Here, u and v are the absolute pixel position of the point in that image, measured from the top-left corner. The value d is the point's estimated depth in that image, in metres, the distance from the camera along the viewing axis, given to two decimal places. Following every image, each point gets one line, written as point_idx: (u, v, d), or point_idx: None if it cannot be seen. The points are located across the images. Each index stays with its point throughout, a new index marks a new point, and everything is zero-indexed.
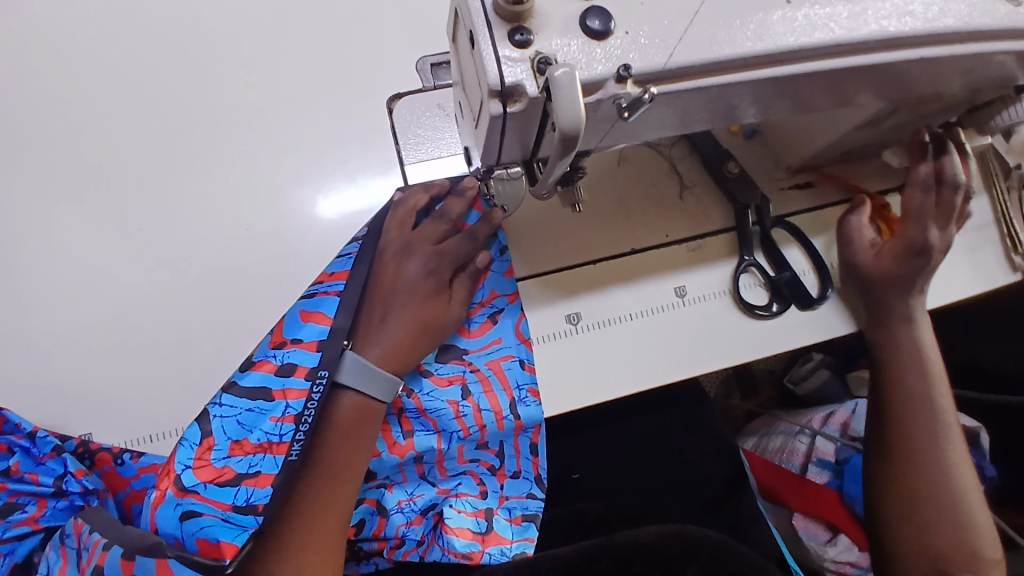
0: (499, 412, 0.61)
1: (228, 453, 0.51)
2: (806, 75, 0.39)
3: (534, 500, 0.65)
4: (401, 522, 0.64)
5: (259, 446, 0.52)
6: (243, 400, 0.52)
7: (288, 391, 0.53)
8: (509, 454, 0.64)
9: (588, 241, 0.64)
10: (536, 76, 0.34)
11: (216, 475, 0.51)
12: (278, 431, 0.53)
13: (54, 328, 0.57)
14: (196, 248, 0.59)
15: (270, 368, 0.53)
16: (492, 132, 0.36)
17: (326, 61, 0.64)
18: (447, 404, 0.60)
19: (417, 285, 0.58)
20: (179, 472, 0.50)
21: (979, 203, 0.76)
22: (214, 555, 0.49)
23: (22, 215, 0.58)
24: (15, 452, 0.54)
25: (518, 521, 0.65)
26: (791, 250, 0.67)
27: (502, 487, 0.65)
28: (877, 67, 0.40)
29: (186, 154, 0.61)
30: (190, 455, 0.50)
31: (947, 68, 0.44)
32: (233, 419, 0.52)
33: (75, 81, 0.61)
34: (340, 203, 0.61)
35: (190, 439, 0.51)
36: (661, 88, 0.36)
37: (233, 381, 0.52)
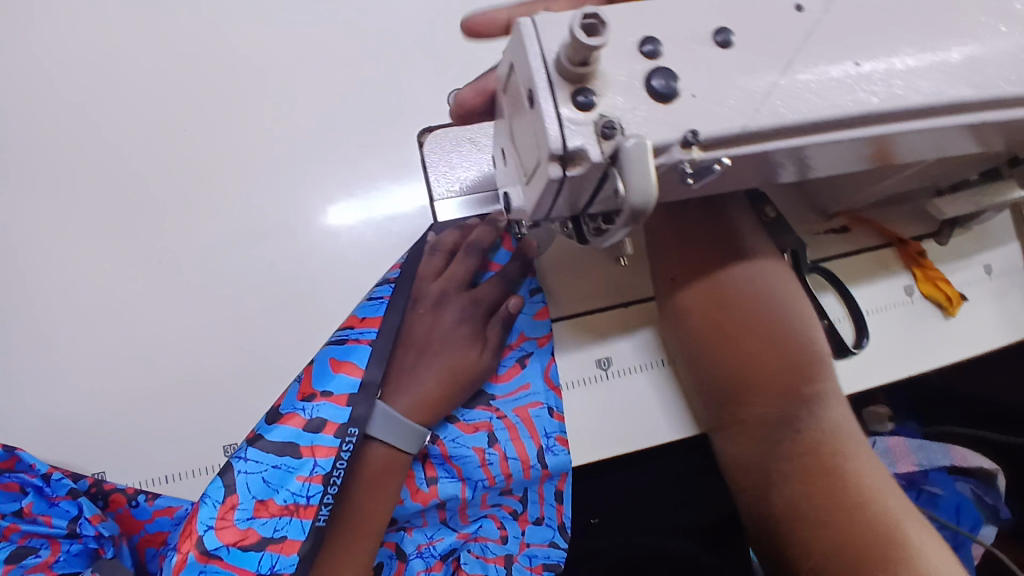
0: (526, 461, 0.59)
1: (253, 514, 0.49)
2: (869, 139, 0.37)
3: (556, 549, 0.63)
4: (421, 568, 0.60)
5: (285, 509, 0.49)
6: (270, 455, 0.50)
7: (317, 448, 0.51)
8: (532, 500, 0.62)
9: (621, 285, 0.62)
10: (600, 141, 0.32)
11: (239, 537, 0.48)
12: (305, 492, 0.50)
13: (72, 363, 0.56)
14: (219, 285, 0.58)
15: (298, 422, 0.51)
16: (546, 193, 0.35)
17: (354, 92, 0.63)
18: (473, 451, 0.58)
19: (451, 333, 0.60)
20: (201, 534, 0.47)
21: (1010, 249, 0.74)
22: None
23: (43, 247, 0.57)
24: (30, 493, 0.52)
25: (538, 571, 0.62)
26: (827, 297, 0.66)
27: (524, 533, 0.63)
28: (939, 130, 0.38)
29: (210, 187, 0.59)
30: (213, 515, 0.48)
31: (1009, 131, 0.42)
32: (259, 477, 0.49)
33: (99, 111, 0.60)
34: (351, 215, 0.60)
35: (213, 497, 0.48)
36: (735, 151, 0.35)
37: (259, 435, 0.50)
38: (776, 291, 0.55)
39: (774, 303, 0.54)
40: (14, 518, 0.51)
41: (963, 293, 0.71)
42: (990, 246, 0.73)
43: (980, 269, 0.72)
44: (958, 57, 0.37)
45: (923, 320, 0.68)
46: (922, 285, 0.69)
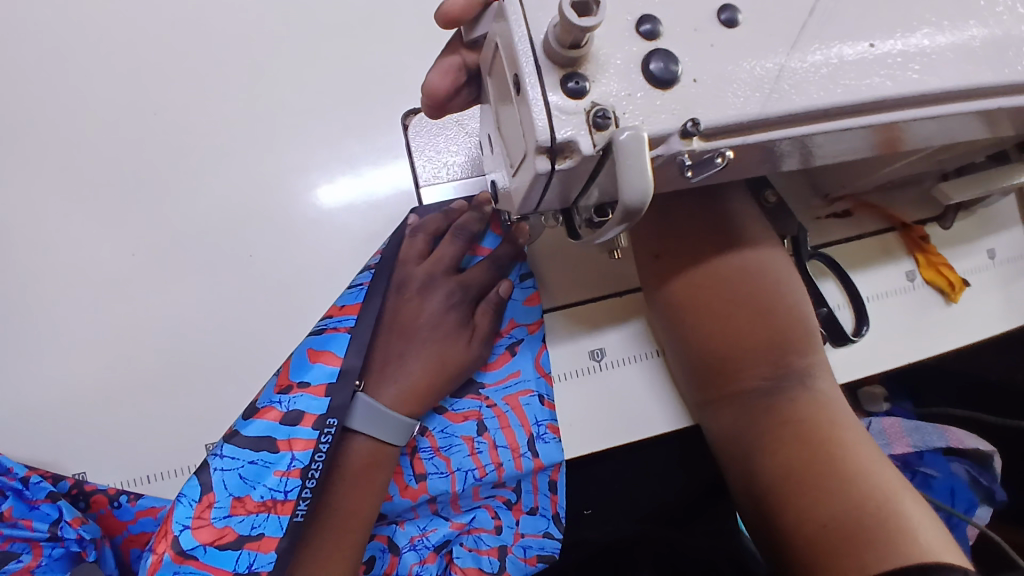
0: (516, 449, 0.57)
1: (230, 512, 0.47)
2: (885, 126, 0.34)
3: (550, 539, 0.61)
4: (414, 561, 0.58)
5: (262, 505, 0.48)
6: (246, 450, 0.48)
7: (294, 441, 0.49)
8: (526, 489, 0.60)
9: (614, 274, 0.60)
10: (592, 132, 0.29)
11: (216, 536, 0.47)
12: (283, 487, 0.48)
13: (41, 360, 0.54)
14: (197, 280, 0.55)
15: (275, 416, 0.49)
16: (533, 186, 0.32)
17: (335, 69, 0.59)
18: (463, 440, 0.57)
19: (438, 320, 0.57)
20: (178, 534, 0.46)
21: (1014, 234, 0.71)
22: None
23: (8, 242, 0.54)
24: (9, 496, 0.51)
25: (532, 562, 0.61)
26: (827, 284, 0.64)
27: (518, 523, 0.61)
28: (959, 116, 0.36)
29: (185, 176, 0.56)
30: (189, 514, 0.46)
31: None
32: (235, 473, 0.48)
33: (63, 94, 0.56)
34: (339, 192, 0.58)
35: (189, 496, 0.47)
36: (749, 138, 0.32)
37: (235, 430, 0.48)
38: (770, 277, 0.51)
39: (762, 287, 0.51)
40: None
41: (966, 279, 0.69)
42: (995, 230, 0.71)
43: (983, 254, 0.70)
44: (978, 37, 0.35)
45: (924, 307, 0.66)
46: (923, 271, 0.66)
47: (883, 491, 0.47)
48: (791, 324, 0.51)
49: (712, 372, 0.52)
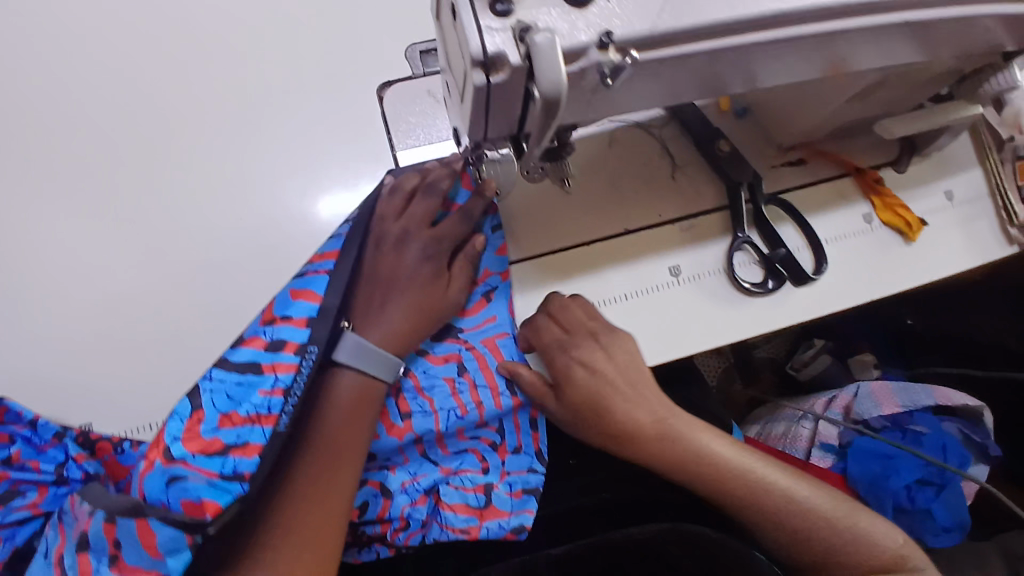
0: (495, 388, 0.62)
1: (218, 425, 0.52)
2: (777, 41, 0.39)
3: (534, 474, 0.65)
4: (405, 503, 0.62)
5: (248, 419, 0.53)
6: (234, 373, 0.53)
7: (277, 365, 0.54)
8: (509, 429, 0.65)
9: (583, 224, 0.65)
10: (518, 45, 0.34)
11: (204, 447, 0.52)
12: (267, 404, 0.53)
13: (54, 315, 0.59)
14: (195, 241, 0.62)
15: (259, 344, 0.55)
16: (477, 103, 0.37)
17: (318, 53, 0.67)
18: (445, 381, 0.62)
19: (415, 270, 0.62)
20: (169, 443, 0.51)
21: (973, 177, 0.74)
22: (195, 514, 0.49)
23: (30, 212, 0.61)
24: (16, 441, 0.56)
25: (518, 495, 0.64)
26: (784, 227, 0.68)
27: (504, 462, 0.64)
28: (847, 34, 0.41)
29: (189, 151, 0.63)
30: (180, 427, 0.52)
31: (912, 35, 0.44)
32: (223, 393, 0.53)
33: (79, 82, 0.64)
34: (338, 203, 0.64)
35: (181, 412, 0.52)
36: (657, 52, 0.37)
37: (225, 357, 0.54)
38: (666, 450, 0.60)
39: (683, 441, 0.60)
40: (5, 466, 0.55)
41: (923, 219, 0.71)
42: (952, 174, 0.73)
43: (941, 196, 0.73)
44: None
45: (884, 247, 0.70)
46: (880, 213, 0.70)
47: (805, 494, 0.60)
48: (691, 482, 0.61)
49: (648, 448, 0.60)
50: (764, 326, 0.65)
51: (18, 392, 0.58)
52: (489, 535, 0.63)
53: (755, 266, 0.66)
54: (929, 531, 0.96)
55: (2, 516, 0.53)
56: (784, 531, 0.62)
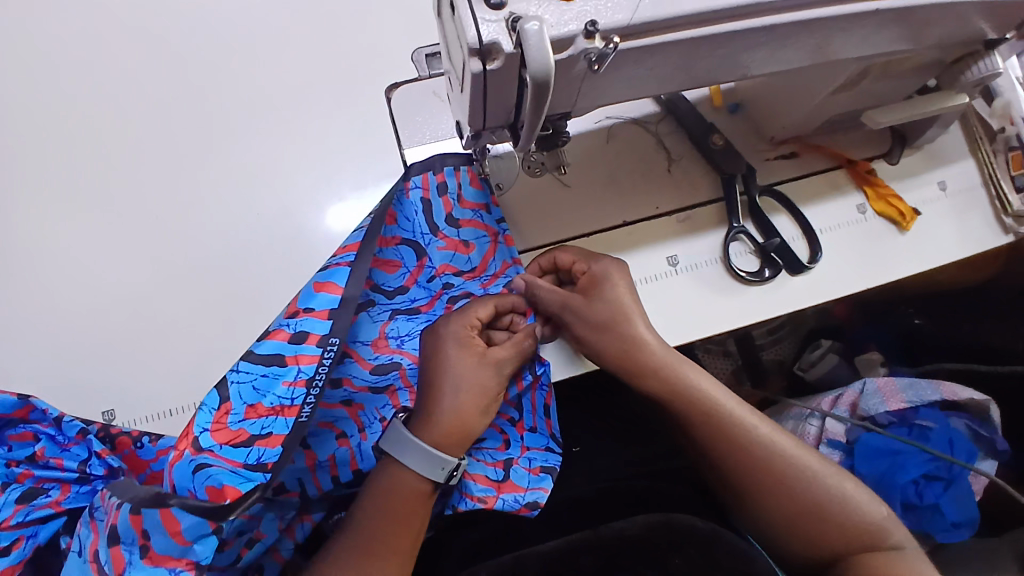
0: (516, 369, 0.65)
1: (244, 416, 0.54)
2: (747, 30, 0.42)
3: (552, 454, 0.66)
4: None
5: (272, 410, 0.55)
6: (259, 365, 0.55)
7: (300, 357, 0.56)
8: (527, 409, 0.66)
9: (582, 216, 0.68)
10: (510, 34, 0.37)
11: (231, 437, 0.53)
12: (290, 395, 0.55)
13: (84, 303, 0.65)
14: (213, 233, 0.67)
15: (283, 336, 0.56)
16: (474, 90, 0.40)
17: (329, 58, 0.71)
18: None
19: (462, 365, 0.59)
20: (198, 434, 0.53)
21: (965, 167, 0.75)
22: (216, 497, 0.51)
23: (69, 214, 0.66)
24: (41, 438, 0.57)
25: (535, 471, 0.64)
26: (779, 218, 0.70)
27: (522, 439, 0.66)
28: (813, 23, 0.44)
29: (212, 156, 0.68)
30: (208, 419, 0.53)
31: (879, 25, 0.47)
32: (249, 385, 0.55)
33: (113, 94, 0.69)
34: (343, 218, 0.68)
35: (209, 404, 0.54)
36: (639, 41, 0.40)
37: (250, 349, 0.56)
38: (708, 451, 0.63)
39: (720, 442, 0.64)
40: (29, 463, 0.57)
41: (917, 209, 0.73)
42: (945, 164, 0.75)
43: (934, 186, 0.74)
44: None
45: (878, 236, 0.71)
46: (873, 203, 0.72)
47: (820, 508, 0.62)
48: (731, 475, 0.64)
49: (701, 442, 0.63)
50: (759, 312, 0.67)
51: (60, 379, 0.63)
52: (506, 509, 0.62)
53: (751, 255, 0.68)
54: (940, 527, 0.96)
55: (23, 515, 0.54)
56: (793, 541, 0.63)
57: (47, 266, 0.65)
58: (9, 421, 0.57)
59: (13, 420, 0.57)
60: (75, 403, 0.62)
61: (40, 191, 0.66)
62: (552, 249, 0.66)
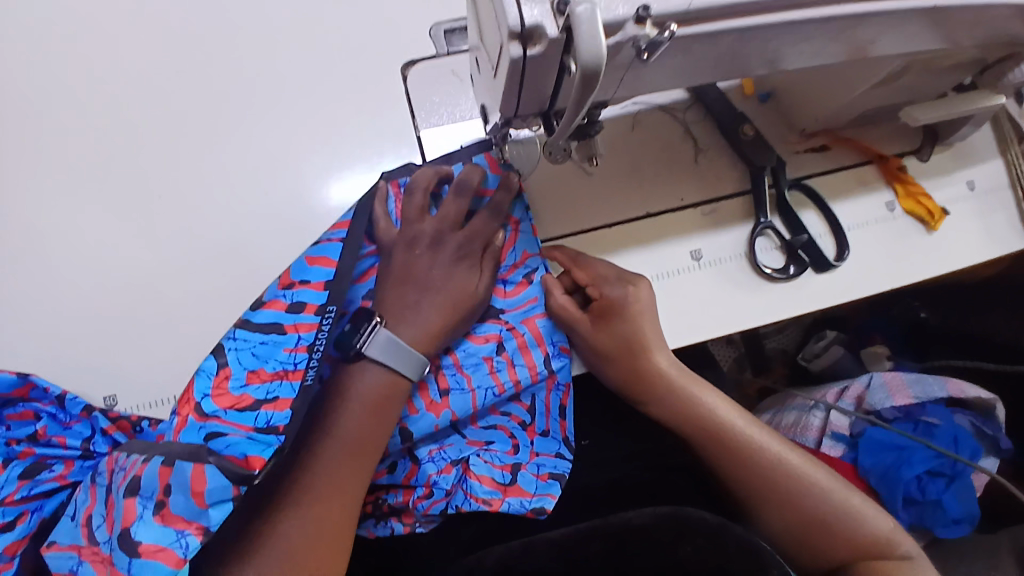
0: (533, 368, 0.62)
1: (245, 382, 0.53)
2: (805, 22, 0.39)
3: (562, 461, 0.64)
4: (432, 471, 0.60)
5: (275, 374, 0.54)
6: (256, 334, 0.55)
7: (299, 325, 0.55)
8: (539, 411, 0.65)
9: (603, 205, 0.66)
10: (556, 17, 0.34)
11: (235, 402, 0.52)
12: (292, 360, 0.54)
13: (84, 286, 0.62)
14: (218, 216, 0.64)
15: (280, 306, 0.56)
16: (511, 77, 0.37)
17: (341, 30, 0.67)
18: (483, 360, 0.61)
19: (446, 279, 0.58)
20: (200, 400, 0.51)
21: (994, 166, 0.73)
22: (241, 459, 0.48)
23: (68, 187, 0.63)
24: (42, 418, 0.57)
25: (544, 478, 0.62)
26: (807, 213, 0.68)
27: (532, 443, 0.64)
28: (875, 16, 0.41)
29: (216, 133, 0.65)
30: (208, 384, 0.52)
31: (941, 20, 0.44)
32: (248, 351, 0.54)
33: (112, 60, 0.65)
34: (348, 187, 0.65)
35: (207, 370, 0.53)
36: (692, 28, 0.37)
37: (245, 319, 0.55)
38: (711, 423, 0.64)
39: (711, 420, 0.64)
40: (30, 442, 0.55)
41: (945, 208, 0.71)
42: (975, 163, 0.72)
43: (962, 185, 0.72)
44: None
45: (901, 236, 0.69)
46: (902, 201, 0.69)
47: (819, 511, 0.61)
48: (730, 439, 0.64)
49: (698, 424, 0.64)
50: (781, 312, 0.65)
51: (61, 359, 0.61)
52: (511, 513, 0.60)
53: (776, 251, 0.66)
54: (939, 522, 0.92)
55: (28, 489, 0.52)
56: (788, 520, 0.62)
57: (45, 241, 0.62)
58: (7, 400, 0.56)
59: (12, 399, 0.56)
60: (75, 387, 0.61)
61: (35, 162, 0.63)
62: (581, 258, 0.64)
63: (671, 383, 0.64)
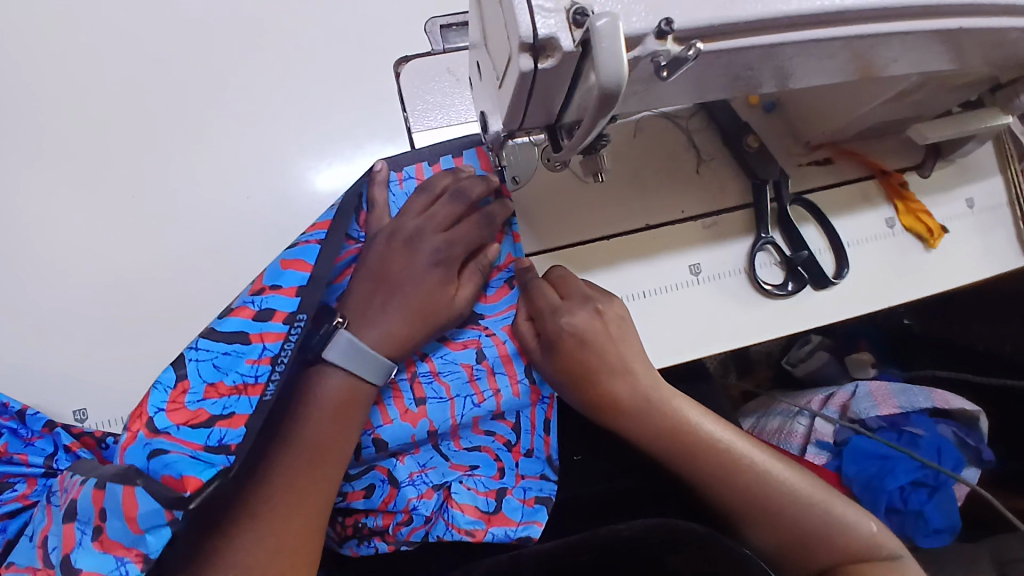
0: (514, 377, 0.61)
1: (203, 395, 0.49)
2: (830, 41, 0.37)
3: (546, 482, 0.63)
4: (412, 495, 0.58)
5: (234, 389, 0.50)
6: (220, 343, 0.51)
7: (264, 334, 0.51)
8: (524, 429, 0.63)
9: (602, 215, 0.63)
10: (572, 29, 0.32)
11: (189, 417, 0.49)
12: (255, 372, 0.51)
13: (48, 290, 0.58)
14: (195, 217, 0.60)
15: (247, 313, 0.52)
16: (519, 91, 0.34)
17: (329, 21, 0.63)
18: (462, 366, 0.60)
19: (424, 277, 0.56)
20: (152, 415, 0.48)
21: (993, 184, 0.72)
22: (176, 486, 0.45)
23: (31, 183, 0.59)
24: (3, 434, 0.54)
25: (529, 503, 0.61)
26: (807, 228, 0.67)
27: (517, 466, 0.62)
28: (903, 35, 0.39)
29: (194, 127, 0.61)
30: (164, 398, 0.49)
31: (966, 42, 0.43)
32: (210, 362, 0.50)
33: (82, 47, 0.60)
34: (334, 175, 0.62)
35: (165, 383, 0.49)
36: (714, 44, 0.35)
37: (212, 326, 0.51)
38: (694, 433, 0.59)
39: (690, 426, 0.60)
40: None
41: (945, 226, 0.70)
42: (975, 180, 0.72)
43: (962, 203, 0.71)
44: None
45: (903, 253, 0.68)
46: (902, 218, 0.68)
47: (803, 514, 0.57)
48: (709, 450, 0.59)
49: (677, 427, 0.59)
50: (779, 329, 0.64)
51: (29, 368, 0.57)
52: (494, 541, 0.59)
53: (777, 268, 0.64)
54: (921, 532, 0.93)
55: None
56: (767, 532, 0.58)
57: (12, 243, 0.58)
58: None
59: None
60: (40, 398, 0.57)
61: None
62: (528, 286, 0.60)
63: (656, 405, 0.59)
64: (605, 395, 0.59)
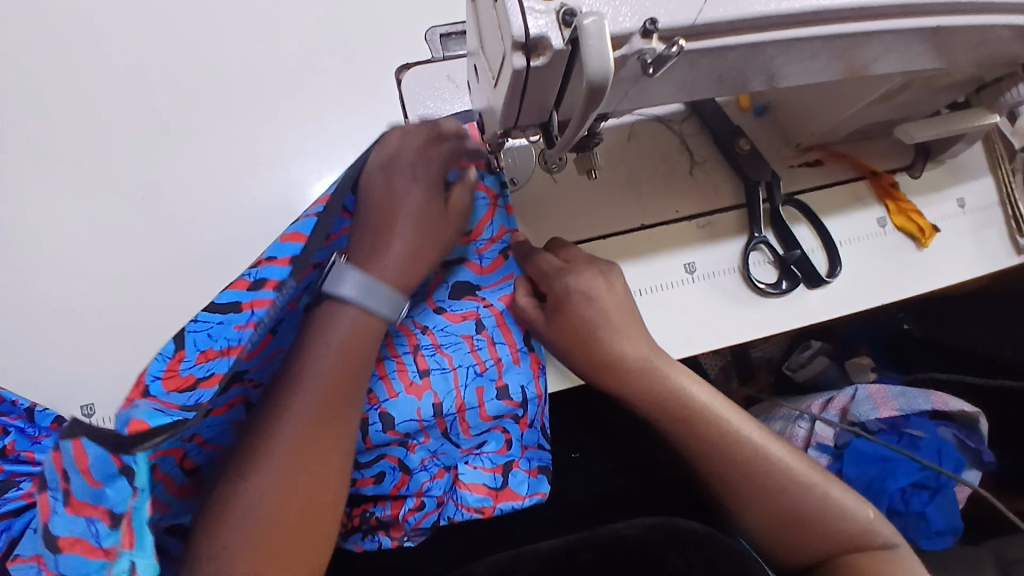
0: (513, 344, 0.62)
1: (196, 362, 0.46)
2: (811, 39, 0.39)
3: (543, 450, 0.64)
4: (425, 479, 0.60)
5: (221, 355, 0.46)
6: (215, 314, 0.46)
7: (254, 302, 0.45)
8: (531, 399, 0.62)
9: (597, 217, 0.65)
10: (562, 28, 0.33)
11: (180, 384, 0.45)
12: (239, 337, 0.45)
13: (60, 290, 0.60)
14: (202, 218, 0.62)
15: (241, 284, 0.46)
16: (512, 89, 0.36)
17: (334, 30, 0.66)
18: (462, 338, 0.61)
19: (420, 206, 0.55)
20: (146, 382, 0.44)
21: (984, 184, 0.73)
22: (120, 429, 0.39)
23: (45, 187, 0.61)
24: (11, 433, 0.54)
25: (533, 474, 0.62)
26: (799, 227, 0.68)
27: (523, 437, 0.62)
28: (882, 34, 0.41)
29: (202, 131, 0.63)
30: (160, 366, 0.45)
31: (943, 41, 0.44)
32: (204, 332, 0.46)
33: (94, 56, 0.63)
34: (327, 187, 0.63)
35: (164, 350, 0.46)
36: (698, 43, 0.37)
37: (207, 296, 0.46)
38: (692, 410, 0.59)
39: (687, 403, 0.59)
40: None
41: (936, 225, 0.71)
42: (966, 180, 0.73)
43: (953, 203, 0.72)
44: None
45: (895, 252, 0.69)
46: (894, 217, 0.69)
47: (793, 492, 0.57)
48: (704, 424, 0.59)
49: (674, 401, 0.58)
50: (773, 325, 0.65)
51: (40, 365, 0.59)
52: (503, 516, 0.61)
53: (770, 267, 0.66)
54: (923, 535, 0.94)
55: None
56: (756, 517, 0.58)
57: (24, 243, 0.60)
58: None
59: None
60: (50, 395, 0.59)
61: (13, 162, 0.61)
62: (529, 264, 0.61)
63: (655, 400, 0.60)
64: (602, 389, 0.60)
